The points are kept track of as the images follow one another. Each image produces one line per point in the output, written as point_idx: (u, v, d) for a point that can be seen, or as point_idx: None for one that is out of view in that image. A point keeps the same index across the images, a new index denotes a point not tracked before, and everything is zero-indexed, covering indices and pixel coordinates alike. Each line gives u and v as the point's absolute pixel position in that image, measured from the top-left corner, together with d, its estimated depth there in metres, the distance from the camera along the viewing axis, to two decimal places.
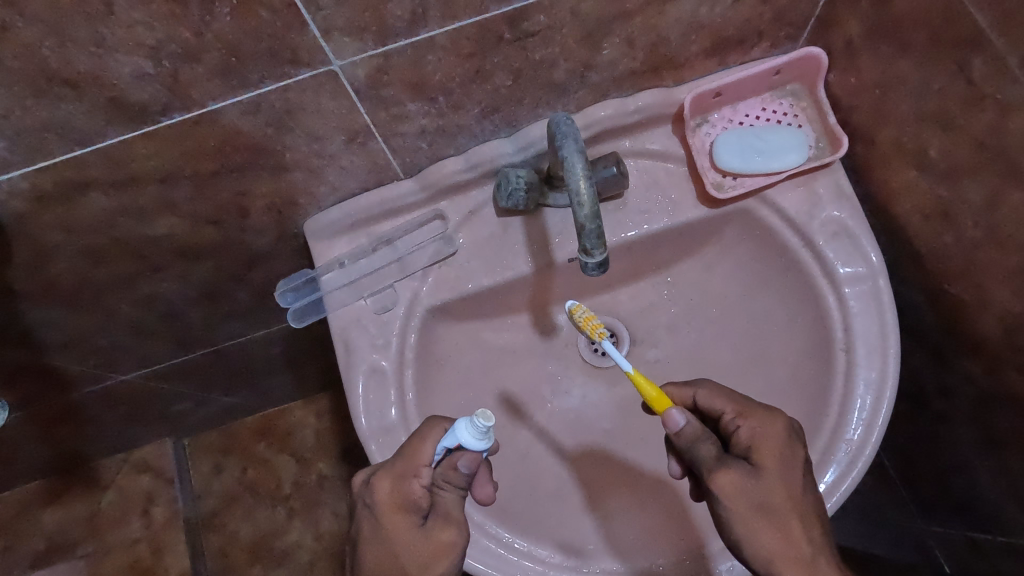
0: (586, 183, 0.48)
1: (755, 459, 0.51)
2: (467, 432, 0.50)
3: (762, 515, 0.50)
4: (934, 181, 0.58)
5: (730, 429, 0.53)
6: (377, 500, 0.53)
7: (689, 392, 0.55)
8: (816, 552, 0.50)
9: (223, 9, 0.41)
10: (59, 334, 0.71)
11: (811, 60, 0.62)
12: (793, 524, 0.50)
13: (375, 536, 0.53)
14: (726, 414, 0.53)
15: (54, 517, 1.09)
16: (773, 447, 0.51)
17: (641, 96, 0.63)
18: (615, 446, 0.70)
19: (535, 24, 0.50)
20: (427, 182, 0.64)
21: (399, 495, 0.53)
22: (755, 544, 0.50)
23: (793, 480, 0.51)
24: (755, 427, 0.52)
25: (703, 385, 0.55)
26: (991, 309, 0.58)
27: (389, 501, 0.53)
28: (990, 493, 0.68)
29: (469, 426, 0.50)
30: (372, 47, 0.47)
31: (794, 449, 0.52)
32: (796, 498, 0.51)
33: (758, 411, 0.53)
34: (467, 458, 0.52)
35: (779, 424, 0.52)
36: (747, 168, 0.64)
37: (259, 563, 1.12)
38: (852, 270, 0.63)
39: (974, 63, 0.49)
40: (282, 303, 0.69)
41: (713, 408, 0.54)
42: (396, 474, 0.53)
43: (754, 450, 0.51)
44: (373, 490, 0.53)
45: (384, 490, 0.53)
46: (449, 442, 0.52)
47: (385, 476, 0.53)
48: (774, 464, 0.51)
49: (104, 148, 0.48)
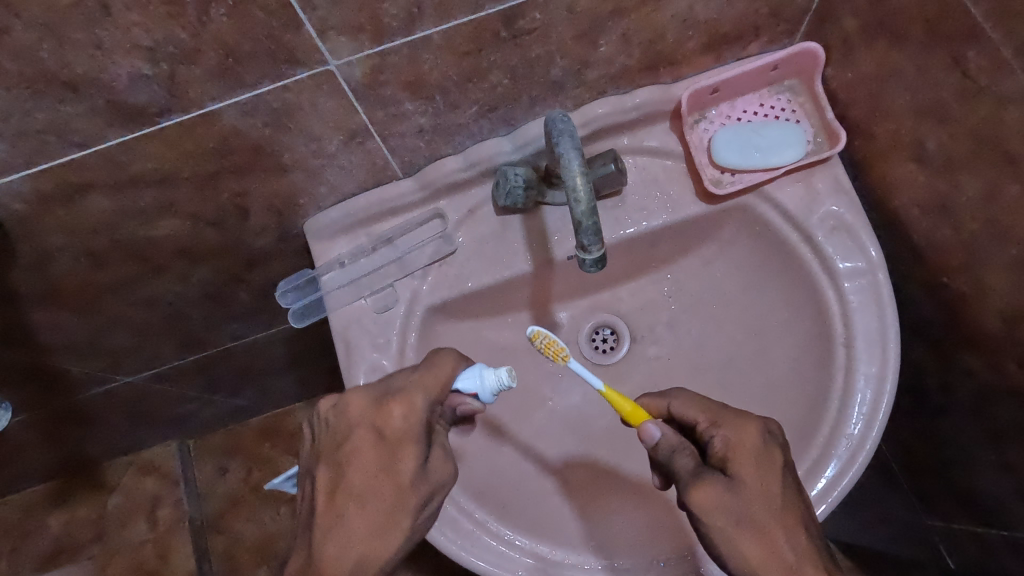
0: (582, 179, 0.48)
1: (730, 468, 0.49)
2: (493, 377, 0.52)
3: (744, 528, 0.47)
4: (932, 174, 0.58)
5: (706, 438, 0.51)
6: (386, 427, 0.51)
7: (664, 403, 0.55)
8: (801, 557, 0.47)
9: (219, 9, 0.41)
10: (63, 336, 0.71)
11: (808, 55, 0.62)
12: (777, 535, 0.47)
13: (373, 463, 0.50)
14: (700, 423, 0.52)
15: (59, 520, 1.09)
16: (750, 453, 0.49)
17: (638, 93, 0.63)
18: (607, 454, 0.70)
19: (530, 21, 0.50)
20: (426, 181, 0.64)
21: (411, 425, 0.51)
22: (736, 555, 0.47)
23: (773, 487, 0.49)
24: (730, 435, 0.50)
25: (677, 396, 0.54)
26: (992, 301, 0.57)
27: (399, 428, 0.51)
28: (992, 487, 0.67)
29: (498, 374, 0.52)
30: (369, 47, 0.47)
31: (770, 454, 0.50)
32: (775, 506, 0.48)
33: (733, 418, 0.51)
34: (469, 406, 0.54)
35: (754, 430, 0.50)
36: (745, 164, 0.64)
37: (264, 563, 1.12)
38: (851, 265, 0.63)
39: (969, 55, 0.49)
40: (283, 303, 0.70)
41: (688, 417, 0.53)
42: (413, 403, 0.51)
43: (730, 460, 0.49)
44: (384, 416, 0.51)
45: (398, 416, 0.51)
46: (466, 386, 0.53)
47: (401, 401, 0.51)
48: (752, 471, 0.49)
49: (104, 149, 0.49)
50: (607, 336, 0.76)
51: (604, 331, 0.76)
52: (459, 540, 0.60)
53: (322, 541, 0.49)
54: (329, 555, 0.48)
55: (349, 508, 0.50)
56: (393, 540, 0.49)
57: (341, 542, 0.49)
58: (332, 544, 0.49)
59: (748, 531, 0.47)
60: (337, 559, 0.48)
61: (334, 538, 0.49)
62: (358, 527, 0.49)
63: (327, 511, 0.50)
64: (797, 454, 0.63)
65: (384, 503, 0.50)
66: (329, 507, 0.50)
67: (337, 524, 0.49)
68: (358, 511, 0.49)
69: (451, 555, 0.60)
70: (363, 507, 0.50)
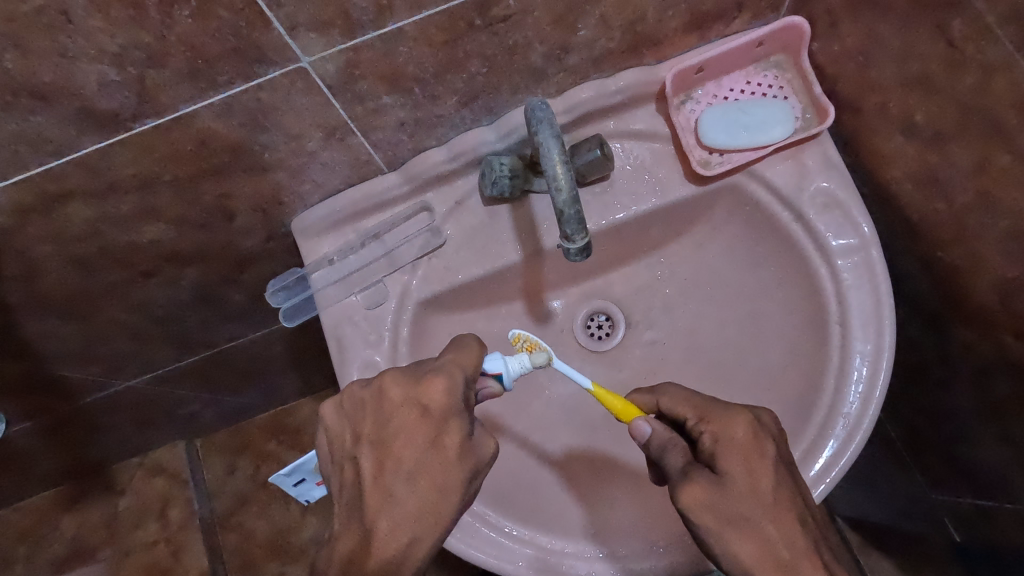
0: (563, 168, 0.48)
1: (718, 465, 0.49)
2: (517, 362, 0.55)
3: (735, 520, 0.47)
4: (923, 146, 0.57)
5: (695, 434, 0.51)
6: (429, 402, 0.50)
7: (654, 399, 0.55)
8: (797, 555, 0.46)
9: (183, 11, 0.40)
10: (59, 344, 0.72)
11: (794, 30, 0.61)
12: (770, 532, 0.47)
13: (420, 438, 0.50)
14: (689, 419, 0.52)
15: (73, 523, 1.10)
16: (738, 450, 0.49)
17: (621, 76, 0.62)
18: (603, 447, 0.69)
19: (505, 8, 0.49)
20: (412, 175, 0.64)
21: (452, 400, 0.50)
22: (726, 546, 0.47)
23: (763, 481, 0.48)
24: (717, 431, 0.50)
25: (665, 392, 0.54)
26: (986, 273, 0.57)
27: (441, 402, 0.50)
28: (994, 460, 0.67)
29: (522, 358, 0.55)
30: (340, 42, 0.47)
31: (762, 447, 0.49)
32: (767, 492, 0.48)
33: (722, 412, 0.51)
34: (491, 388, 0.55)
35: (745, 424, 0.50)
36: (733, 143, 0.63)
37: (275, 558, 1.13)
38: (843, 242, 0.62)
39: (954, 24, 0.48)
40: (274, 303, 0.69)
41: (676, 413, 0.53)
42: (453, 377, 0.50)
43: (719, 456, 0.49)
44: (425, 391, 0.50)
45: (438, 391, 0.50)
46: (492, 366, 0.54)
47: (440, 376, 0.50)
48: (742, 469, 0.48)
49: (80, 158, 0.48)
50: (602, 322, 0.75)
51: (599, 317, 0.76)
52: (460, 534, 0.60)
53: (375, 519, 0.49)
54: (383, 532, 0.48)
55: (398, 485, 0.49)
56: (445, 512, 0.49)
57: (393, 518, 0.48)
58: (386, 521, 0.48)
59: (737, 525, 0.47)
60: (389, 537, 0.48)
61: (385, 514, 0.49)
62: (409, 503, 0.49)
63: (375, 489, 0.49)
64: (796, 435, 0.62)
65: (434, 478, 0.49)
66: (378, 484, 0.49)
67: (378, 498, 0.49)
68: (408, 487, 0.49)
69: (463, 556, 0.60)
70: (412, 482, 0.49)
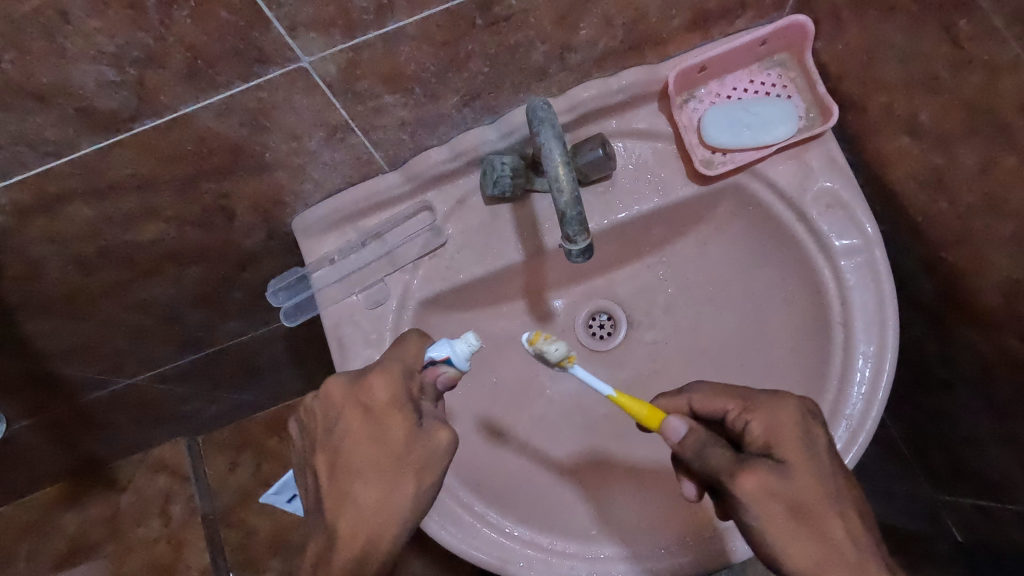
0: (564, 169, 0.48)
1: (777, 453, 0.48)
2: (465, 342, 0.51)
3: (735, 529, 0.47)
4: (928, 147, 0.56)
5: (741, 424, 0.51)
6: (369, 399, 0.50)
7: (683, 400, 0.55)
8: (801, 560, 0.46)
9: (182, 11, 0.40)
10: (59, 342, 0.71)
11: (798, 28, 0.61)
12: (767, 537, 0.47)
13: (364, 436, 0.50)
14: (731, 410, 0.52)
15: (75, 520, 1.10)
16: (791, 438, 0.49)
17: (624, 74, 0.62)
18: (604, 448, 0.70)
19: (507, 7, 0.49)
20: (413, 174, 0.63)
21: (395, 393, 0.50)
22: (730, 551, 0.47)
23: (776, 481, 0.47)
24: (765, 421, 0.50)
25: (696, 391, 0.55)
26: (990, 275, 0.56)
27: (380, 398, 0.50)
28: (999, 460, 0.66)
29: (470, 336, 0.51)
30: (340, 42, 0.46)
31: (811, 432, 0.49)
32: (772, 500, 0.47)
33: (765, 402, 0.50)
34: (447, 374, 0.51)
35: (790, 406, 0.50)
36: (735, 142, 0.62)
37: (277, 555, 1.13)
38: (847, 242, 0.62)
39: (960, 24, 0.47)
40: (273, 303, 0.69)
41: (716, 407, 0.53)
42: (390, 370, 0.51)
43: (773, 445, 0.49)
44: (363, 390, 0.51)
45: (377, 387, 0.50)
46: (438, 353, 0.50)
47: (378, 372, 0.50)
48: (796, 456, 0.48)
49: (79, 157, 0.48)
50: (603, 322, 0.75)
51: (601, 316, 0.76)
52: (458, 532, 0.60)
53: (336, 520, 0.49)
54: (344, 533, 0.48)
55: (353, 484, 0.49)
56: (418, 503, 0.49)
57: (352, 518, 0.49)
58: (345, 521, 0.49)
59: None
60: (353, 535, 0.48)
61: (347, 516, 0.49)
62: (365, 501, 0.49)
63: (333, 492, 0.50)
64: None
65: (383, 473, 0.49)
66: (335, 486, 0.50)
67: (345, 501, 0.49)
68: (361, 485, 0.49)
69: (451, 548, 0.60)
70: (364, 480, 0.49)
